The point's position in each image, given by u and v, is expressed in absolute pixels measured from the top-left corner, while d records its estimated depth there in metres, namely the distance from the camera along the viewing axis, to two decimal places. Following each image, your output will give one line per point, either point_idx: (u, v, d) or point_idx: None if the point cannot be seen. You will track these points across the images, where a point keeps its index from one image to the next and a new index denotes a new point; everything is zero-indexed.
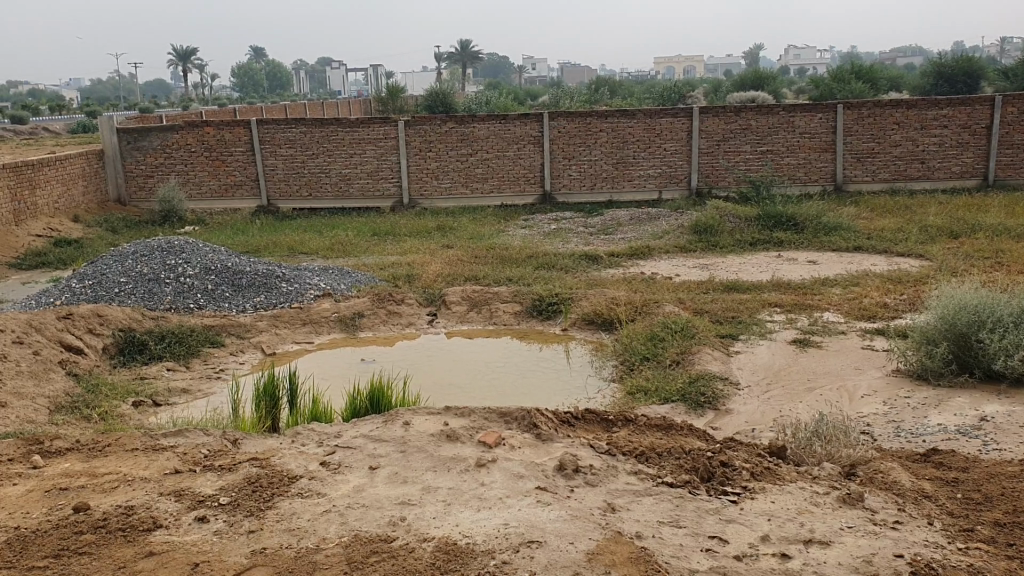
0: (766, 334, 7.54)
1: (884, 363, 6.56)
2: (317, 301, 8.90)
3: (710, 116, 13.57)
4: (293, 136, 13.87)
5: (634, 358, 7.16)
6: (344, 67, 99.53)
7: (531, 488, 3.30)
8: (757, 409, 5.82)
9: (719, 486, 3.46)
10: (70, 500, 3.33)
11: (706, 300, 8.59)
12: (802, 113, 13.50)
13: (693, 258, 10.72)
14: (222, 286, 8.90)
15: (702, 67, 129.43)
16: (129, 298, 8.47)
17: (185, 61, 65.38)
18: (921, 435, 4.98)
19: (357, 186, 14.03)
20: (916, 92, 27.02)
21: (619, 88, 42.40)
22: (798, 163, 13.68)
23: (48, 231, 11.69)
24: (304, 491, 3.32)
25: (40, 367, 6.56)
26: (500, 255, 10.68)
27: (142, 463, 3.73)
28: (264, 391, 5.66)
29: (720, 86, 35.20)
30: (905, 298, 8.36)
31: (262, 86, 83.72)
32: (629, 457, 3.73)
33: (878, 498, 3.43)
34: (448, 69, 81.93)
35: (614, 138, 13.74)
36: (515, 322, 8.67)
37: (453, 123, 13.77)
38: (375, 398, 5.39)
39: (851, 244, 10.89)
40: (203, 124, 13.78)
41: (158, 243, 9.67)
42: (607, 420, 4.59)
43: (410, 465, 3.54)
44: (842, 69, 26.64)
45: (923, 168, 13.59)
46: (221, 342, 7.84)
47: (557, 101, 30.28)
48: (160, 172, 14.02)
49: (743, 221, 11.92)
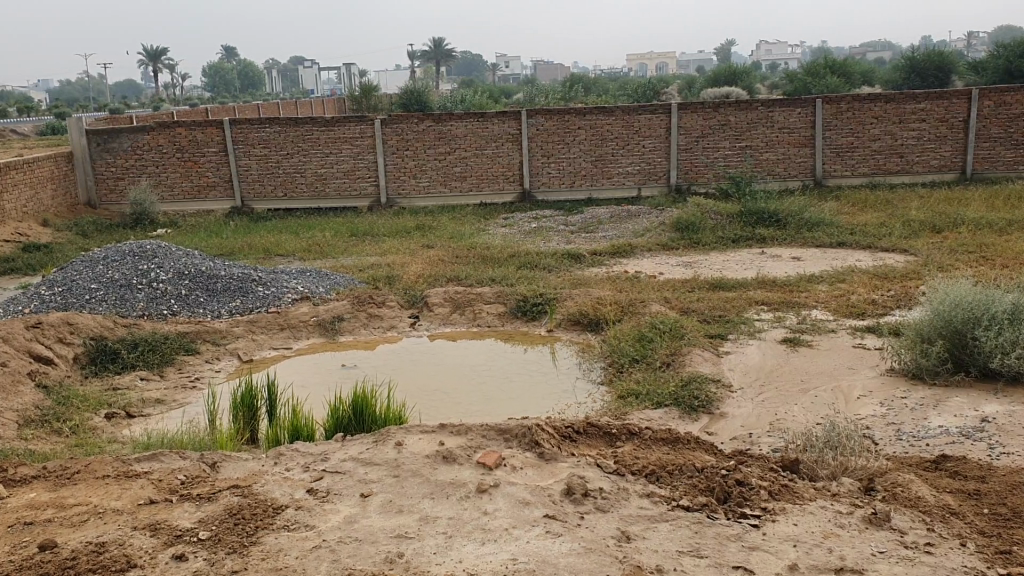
0: (755, 333, 7.33)
1: (877, 361, 6.36)
2: (295, 305, 8.63)
3: (688, 111, 13.39)
4: (267, 135, 13.54)
5: (623, 359, 6.92)
6: (315, 66, 98.72)
7: (538, 516, 3.07)
8: (753, 412, 5.61)
9: (737, 507, 3.26)
10: (35, 536, 3.05)
11: (693, 298, 8.38)
12: (781, 108, 13.34)
13: (676, 256, 10.54)
14: (197, 291, 8.60)
15: (675, 62, 129.82)
16: (99, 305, 8.15)
17: (155, 61, 64.37)
18: (925, 438, 4.78)
19: (334, 186, 13.73)
20: (890, 86, 27.00)
21: (595, 83, 42.27)
22: (779, 158, 13.51)
23: (16, 236, 11.34)
24: (290, 524, 3.06)
25: (8, 379, 6.24)
26: (480, 255, 10.43)
27: (114, 490, 3.44)
28: (242, 401, 5.56)
29: (695, 82, 35.18)
30: (892, 294, 8.20)
31: (236, 85, 83.02)
32: (639, 477, 3.52)
33: (903, 517, 3.24)
34: (422, 67, 81.63)
35: (593, 134, 13.53)
36: (498, 324, 8.42)
37: (430, 122, 13.50)
38: (359, 408, 5.14)
39: (834, 239, 10.75)
40: (174, 124, 13.44)
41: (129, 248, 9.35)
42: (609, 434, 4.38)
43: (406, 492, 3.30)
44: (815, 63, 26.61)
45: (902, 162, 13.48)
46: (197, 349, 7.55)
47: (533, 100, 30.05)
48: (132, 174, 13.66)
49: (725, 217, 11.76)
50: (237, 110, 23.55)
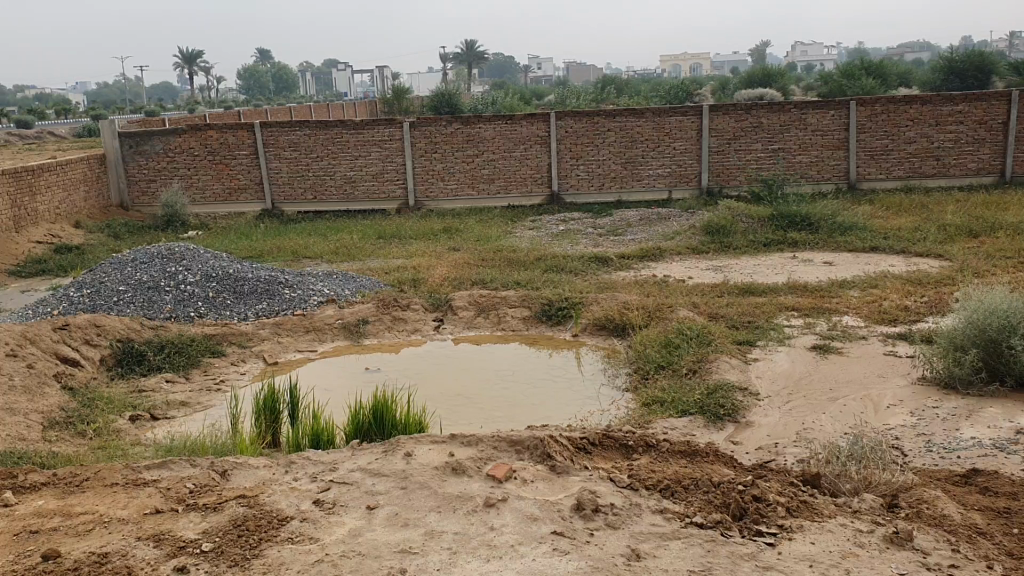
0: (785, 340, 7.20)
1: (909, 370, 6.20)
2: (320, 308, 8.62)
3: (720, 113, 13.25)
4: (297, 138, 13.58)
5: (648, 366, 6.81)
6: (348, 69, 99.26)
7: (546, 533, 3.02)
8: (779, 421, 5.49)
9: (753, 525, 3.18)
10: (40, 545, 3.03)
11: (722, 303, 8.24)
12: (814, 110, 13.14)
13: (705, 260, 10.39)
14: (224, 293, 8.62)
15: (709, 64, 128.87)
16: (127, 307, 8.19)
17: (191, 64, 64.98)
18: (955, 450, 4.64)
19: (363, 188, 13.74)
20: (928, 87, 26.52)
21: (628, 85, 42.04)
22: (811, 160, 13.31)
23: (49, 238, 11.46)
24: (294, 536, 3.02)
25: (33, 381, 6.27)
26: (508, 258, 10.36)
27: (122, 499, 3.42)
28: (264, 405, 5.53)
29: (729, 82, 34.86)
30: (926, 300, 8.01)
31: (270, 87, 83.62)
32: (653, 492, 3.47)
33: (926, 537, 3.14)
34: (454, 69, 81.76)
35: (623, 136, 13.42)
36: (523, 328, 8.35)
37: (458, 124, 13.47)
38: (379, 413, 5.08)
39: (867, 243, 10.55)
40: (206, 126, 13.51)
41: (158, 249, 9.40)
42: (626, 446, 4.35)
43: (413, 505, 3.26)
44: (851, 65, 26.22)
45: (938, 164, 13.22)
46: (222, 352, 7.54)
47: (565, 101, 29.91)
48: (164, 176, 13.75)
49: (757, 220, 11.59)
50: (268, 111, 23.66)
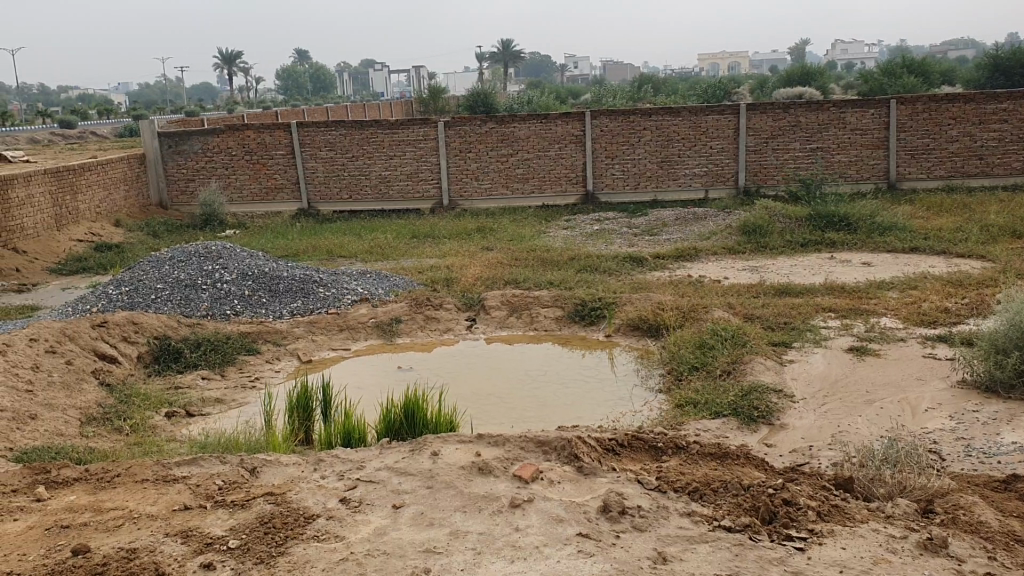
0: (821, 341, 7.10)
1: (948, 372, 6.09)
2: (354, 306, 8.66)
3: (757, 112, 13.12)
4: (333, 138, 13.66)
5: (682, 366, 6.75)
6: (385, 69, 99.73)
7: (571, 535, 3.01)
8: (813, 424, 5.41)
9: (782, 529, 3.14)
10: (71, 539, 3.07)
11: (757, 304, 8.15)
12: (854, 109, 12.96)
13: (742, 260, 10.29)
14: (259, 291, 8.69)
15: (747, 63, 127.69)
16: (165, 304, 8.28)
17: (230, 65, 65.63)
18: (995, 455, 4.54)
19: (398, 188, 13.79)
20: (973, 86, 26.03)
21: (665, 84, 41.78)
22: (851, 160, 13.12)
23: (90, 236, 11.62)
24: (320, 534, 3.04)
25: (71, 376, 6.36)
26: (542, 258, 10.33)
27: (151, 495, 3.45)
28: (297, 402, 5.56)
29: (768, 81, 34.51)
30: (967, 302, 7.86)
31: (308, 88, 84.26)
32: (681, 494, 3.44)
33: (962, 544, 3.07)
34: (491, 69, 81.81)
35: (658, 135, 13.34)
36: (556, 327, 8.32)
37: (493, 124, 13.47)
38: (410, 411, 5.08)
39: (908, 244, 10.38)
40: (243, 126, 13.64)
41: (195, 248, 9.50)
42: (655, 447, 4.32)
43: (438, 504, 3.26)
44: (892, 63, 25.83)
45: (981, 164, 12.98)
46: (257, 350, 7.60)
47: (601, 100, 29.78)
48: (203, 176, 13.90)
49: (794, 220, 11.46)
50: (306, 111, 23.84)
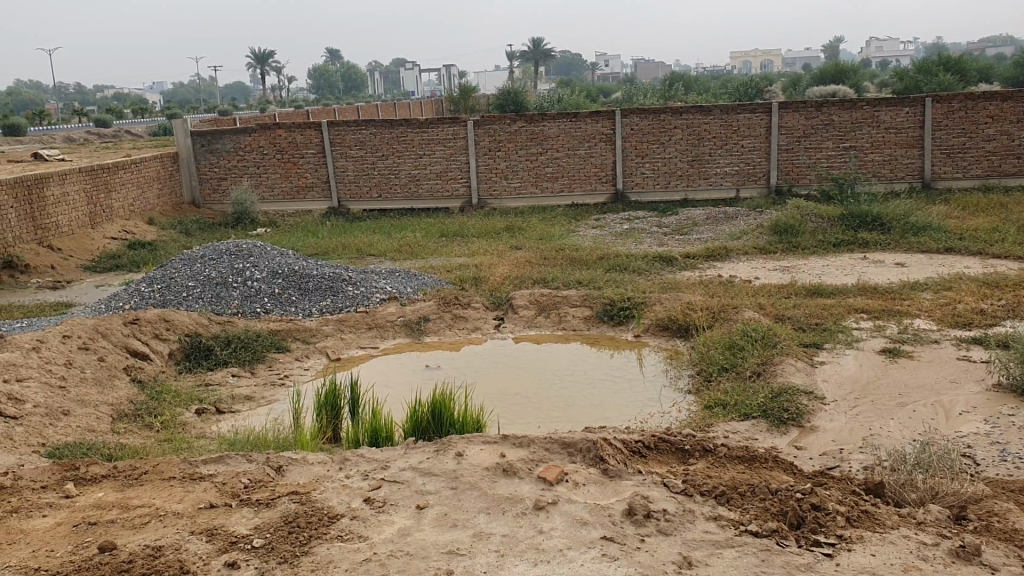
0: (853, 342, 7.00)
1: (983, 375, 5.98)
2: (382, 304, 8.68)
3: (789, 111, 12.98)
4: (363, 137, 13.71)
5: (711, 368, 6.68)
6: (416, 68, 99.97)
7: (596, 538, 2.99)
8: (844, 426, 5.34)
9: (810, 535, 3.11)
10: (99, 536, 3.09)
11: (788, 305, 8.06)
12: (888, 108, 12.79)
13: (772, 260, 10.18)
14: (289, 289, 8.73)
15: (780, 61, 126.62)
16: (196, 302, 8.33)
17: (262, 65, 66.04)
18: None
19: (428, 187, 13.81)
20: (1011, 84, 25.60)
21: (697, 83, 41.50)
22: (885, 159, 12.95)
23: (123, 234, 11.74)
24: (343, 534, 3.04)
25: (103, 373, 6.43)
26: (570, 257, 10.29)
27: (178, 494, 3.47)
28: (325, 400, 5.56)
29: (802, 79, 34.17)
30: (1003, 304, 7.72)
31: (339, 87, 84.63)
32: (708, 498, 3.41)
33: (995, 551, 3.01)
34: (521, 68, 81.74)
35: (689, 134, 13.25)
36: (584, 327, 8.28)
37: (522, 123, 13.44)
38: (437, 411, 5.07)
39: (942, 244, 10.23)
40: (275, 125, 13.71)
41: (226, 246, 9.56)
42: (682, 450, 4.28)
43: (462, 505, 3.25)
44: (928, 60, 25.46)
45: (1019, 163, 12.77)
46: (287, 348, 7.64)
47: (631, 100, 29.65)
48: (235, 175, 14.01)
49: (826, 220, 11.33)
50: (338, 111, 23.94)
